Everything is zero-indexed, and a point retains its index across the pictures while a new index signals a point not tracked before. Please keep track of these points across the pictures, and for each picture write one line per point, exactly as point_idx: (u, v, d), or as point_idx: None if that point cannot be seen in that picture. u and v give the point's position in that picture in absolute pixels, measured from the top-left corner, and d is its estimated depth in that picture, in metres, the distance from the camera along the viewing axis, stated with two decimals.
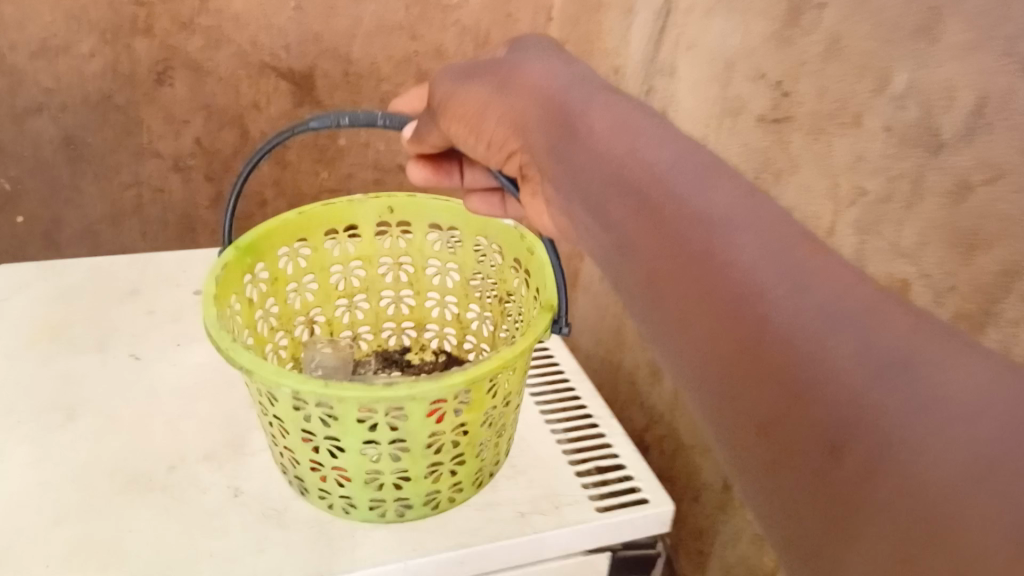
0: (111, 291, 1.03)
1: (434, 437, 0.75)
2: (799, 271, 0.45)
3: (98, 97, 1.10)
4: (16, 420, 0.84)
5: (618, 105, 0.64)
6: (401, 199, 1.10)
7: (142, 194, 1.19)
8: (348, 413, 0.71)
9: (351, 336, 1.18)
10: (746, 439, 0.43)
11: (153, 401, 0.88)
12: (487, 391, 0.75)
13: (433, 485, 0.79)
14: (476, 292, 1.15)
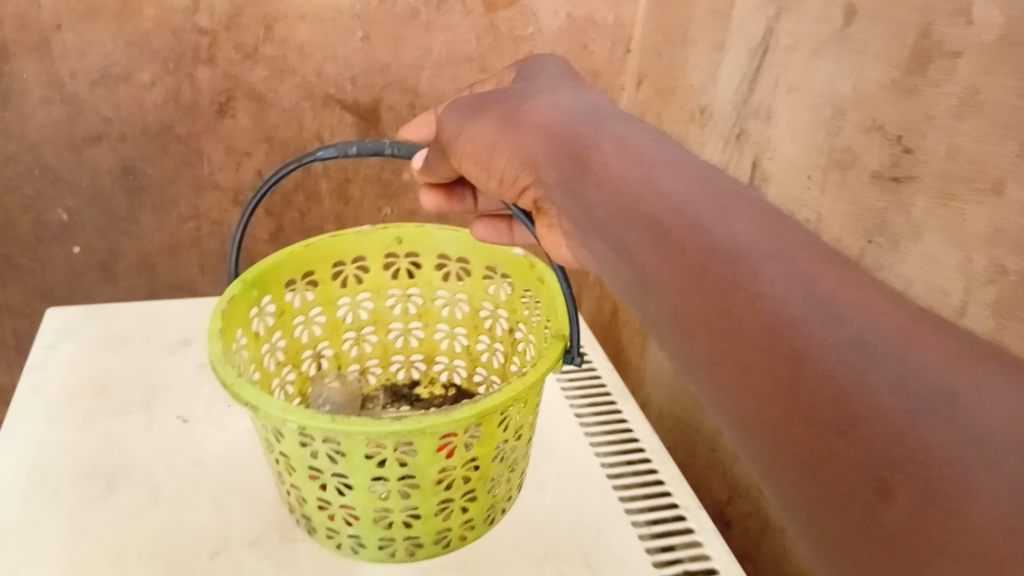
0: (158, 346, 0.93)
1: (445, 470, 0.69)
2: (820, 295, 0.41)
3: (158, 127, 1.06)
4: (51, 488, 0.74)
5: (633, 143, 0.59)
6: (411, 228, 0.99)
7: (201, 227, 1.15)
8: (354, 449, 0.65)
9: (360, 369, 1.07)
10: (788, 477, 0.38)
11: (200, 472, 0.78)
12: (499, 422, 0.69)
13: (444, 521, 0.73)
14: (486, 323, 1.02)
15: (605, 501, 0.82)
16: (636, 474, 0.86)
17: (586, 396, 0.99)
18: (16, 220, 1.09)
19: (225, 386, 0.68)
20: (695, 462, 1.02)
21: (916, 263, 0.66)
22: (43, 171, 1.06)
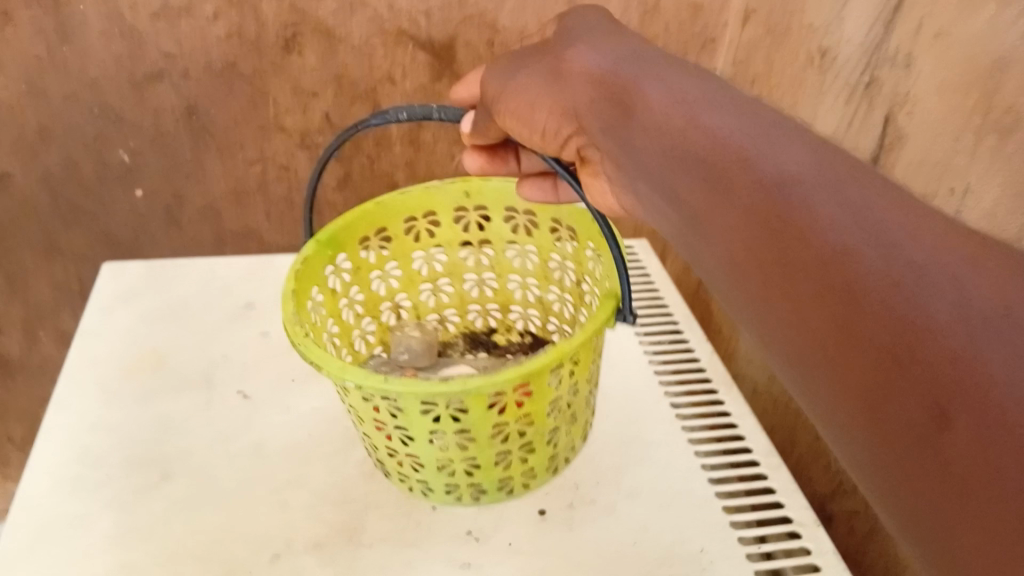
0: (217, 314, 0.74)
1: (501, 426, 0.60)
2: (872, 222, 0.38)
3: (221, 65, 0.99)
4: (104, 474, 0.62)
5: (683, 82, 0.53)
6: (477, 180, 0.88)
7: (267, 171, 1.09)
8: (411, 409, 0.57)
9: (439, 318, 0.97)
10: (851, 413, 0.36)
11: (267, 464, 0.64)
12: (550, 378, 0.59)
13: (505, 471, 0.63)
14: (557, 278, 0.91)
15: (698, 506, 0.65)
16: (734, 467, 0.69)
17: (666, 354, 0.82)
18: (79, 161, 1.04)
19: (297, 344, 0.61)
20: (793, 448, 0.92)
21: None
22: (104, 110, 1.01)
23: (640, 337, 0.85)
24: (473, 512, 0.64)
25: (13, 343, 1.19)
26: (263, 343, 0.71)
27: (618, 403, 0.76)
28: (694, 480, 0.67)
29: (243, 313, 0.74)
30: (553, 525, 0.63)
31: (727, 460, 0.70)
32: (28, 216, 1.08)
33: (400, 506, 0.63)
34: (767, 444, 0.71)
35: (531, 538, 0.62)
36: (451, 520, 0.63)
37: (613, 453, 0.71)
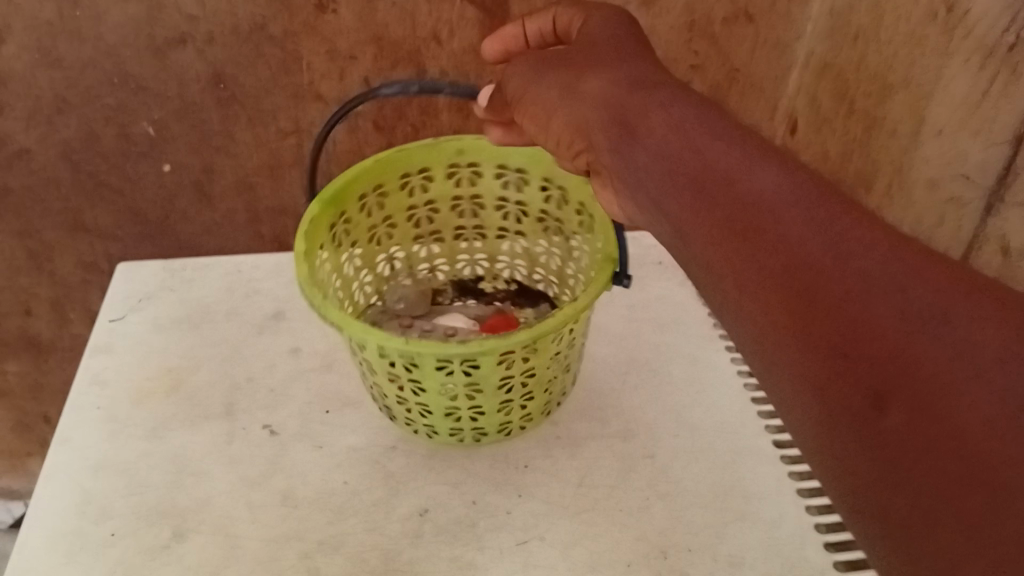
0: (244, 323, 0.64)
1: (507, 381, 0.50)
2: (824, 221, 0.36)
3: (249, 27, 0.87)
4: (111, 530, 0.49)
5: (671, 92, 0.48)
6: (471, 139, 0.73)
7: (303, 142, 0.97)
8: (429, 367, 0.48)
9: (429, 268, 0.83)
10: (792, 405, 0.34)
11: (298, 515, 0.50)
12: (551, 339, 0.50)
13: (508, 415, 0.53)
14: (555, 240, 0.79)
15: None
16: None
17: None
18: (99, 134, 0.93)
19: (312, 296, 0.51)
20: None
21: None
22: (124, 78, 0.89)
23: (729, 347, 0.62)
24: None
25: (41, 326, 1.10)
26: (295, 360, 0.61)
27: (710, 454, 0.54)
28: (803, 541, 0.49)
29: (275, 323, 0.64)
30: None
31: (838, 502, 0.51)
32: (50, 195, 0.97)
33: (443, 572, 0.47)
34: None
35: None
36: None
37: (708, 541, 0.49)
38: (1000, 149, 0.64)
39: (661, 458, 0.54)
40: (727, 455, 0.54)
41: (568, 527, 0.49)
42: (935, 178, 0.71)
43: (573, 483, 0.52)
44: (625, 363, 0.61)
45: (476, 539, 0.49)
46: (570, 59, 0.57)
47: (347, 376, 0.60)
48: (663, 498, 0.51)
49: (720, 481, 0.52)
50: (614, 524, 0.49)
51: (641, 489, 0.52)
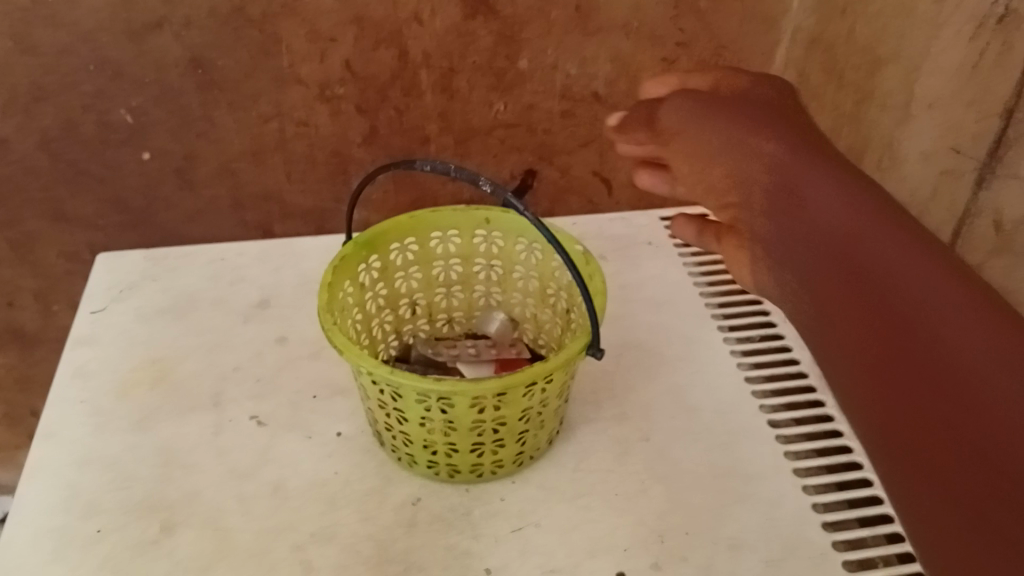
0: (229, 313, 0.62)
1: (480, 425, 0.47)
2: (968, 331, 0.40)
3: (228, 9, 0.86)
4: (98, 525, 0.48)
5: (831, 177, 0.51)
6: (501, 207, 0.58)
7: (286, 127, 0.95)
8: (408, 398, 0.45)
9: (404, 311, 0.60)
10: (919, 497, 0.39)
11: (290, 507, 0.49)
12: (524, 390, 0.45)
13: (483, 461, 0.49)
14: (525, 256, 0.59)
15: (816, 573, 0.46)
16: (848, 500, 0.50)
17: (756, 353, 0.59)
18: (78, 122, 0.91)
19: (325, 298, 0.49)
20: None
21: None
22: (101, 64, 0.87)
23: (721, 327, 0.61)
24: (528, 565, 0.46)
25: (25, 318, 1.08)
26: (282, 349, 0.60)
27: (705, 435, 0.53)
28: (806, 522, 0.48)
29: (261, 311, 0.63)
30: None
31: (836, 484, 0.51)
32: (29, 185, 0.96)
33: (438, 561, 0.46)
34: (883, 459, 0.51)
35: None
36: None
37: (707, 522, 0.48)
38: (991, 122, 0.64)
39: (656, 440, 0.53)
40: (723, 438, 0.53)
41: (565, 512, 0.49)
42: (927, 151, 0.70)
43: (567, 467, 0.51)
44: (620, 346, 0.60)
45: (472, 527, 0.48)
46: (743, 110, 0.59)
47: (336, 364, 0.58)
48: (660, 480, 0.50)
49: (716, 464, 0.52)
50: (611, 508, 0.49)
51: (637, 471, 0.51)
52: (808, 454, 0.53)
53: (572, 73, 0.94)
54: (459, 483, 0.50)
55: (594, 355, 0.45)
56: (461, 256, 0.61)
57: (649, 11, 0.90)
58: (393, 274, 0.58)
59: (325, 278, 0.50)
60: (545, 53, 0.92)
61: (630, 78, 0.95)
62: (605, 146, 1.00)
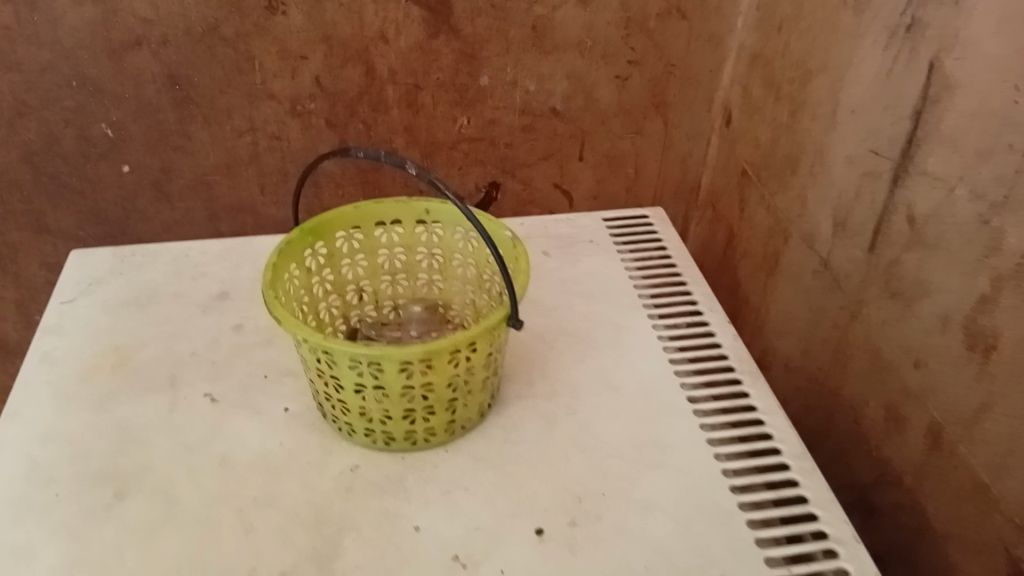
0: (190, 303, 0.66)
1: (409, 392, 0.51)
2: None
3: (201, 29, 0.90)
4: (56, 491, 0.52)
5: None
6: (442, 199, 0.62)
7: (259, 141, 1.00)
8: (343, 366, 0.49)
9: (350, 296, 0.64)
10: None
11: (236, 474, 0.53)
12: (449, 358, 0.50)
13: (417, 428, 0.53)
14: (463, 244, 0.63)
15: (722, 531, 0.49)
16: (756, 467, 0.53)
17: (680, 338, 0.63)
18: (59, 136, 0.96)
19: (272, 278, 0.54)
20: (830, 430, 0.80)
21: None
22: (81, 81, 0.92)
23: (651, 314, 0.65)
24: (454, 525, 0.49)
25: (7, 328, 1.12)
26: (238, 335, 0.63)
27: (627, 411, 0.57)
28: (715, 486, 0.52)
29: (219, 302, 0.66)
30: (555, 546, 0.48)
31: (747, 454, 0.54)
32: (12, 197, 1.00)
33: (372, 522, 0.50)
34: (792, 432, 0.55)
35: (533, 564, 0.47)
36: (436, 541, 0.49)
37: (623, 487, 0.52)
38: (904, 124, 0.67)
39: (581, 415, 0.57)
40: (644, 412, 0.57)
41: (491, 478, 0.52)
42: (852, 155, 0.74)
43: (497, 440, 0.55)
44: (555, 332, 0.64)
45: (404, 491, 0.51)
46: None
47: (288, 348, 0.62)
48: (582, 450, 0.54)
49: (636, 436, 0.55)
50: (535, 475, 0.52)
51: (562, 443, 0.55)
52: (722, 427, 0.56)
53: (531, 90, 0.98)
54: (395, 452, 0.54)
55: (513, 325, 0.50)
56: (405, 247, 0.64)
57: (602, 30, 0.95)
58: (339, 261, 0.63)
59: (272, 258, 0.54)
60: (504, 70, 0.97)
61: (585, 94, 0.99)
62: (564, 159, 1.04)
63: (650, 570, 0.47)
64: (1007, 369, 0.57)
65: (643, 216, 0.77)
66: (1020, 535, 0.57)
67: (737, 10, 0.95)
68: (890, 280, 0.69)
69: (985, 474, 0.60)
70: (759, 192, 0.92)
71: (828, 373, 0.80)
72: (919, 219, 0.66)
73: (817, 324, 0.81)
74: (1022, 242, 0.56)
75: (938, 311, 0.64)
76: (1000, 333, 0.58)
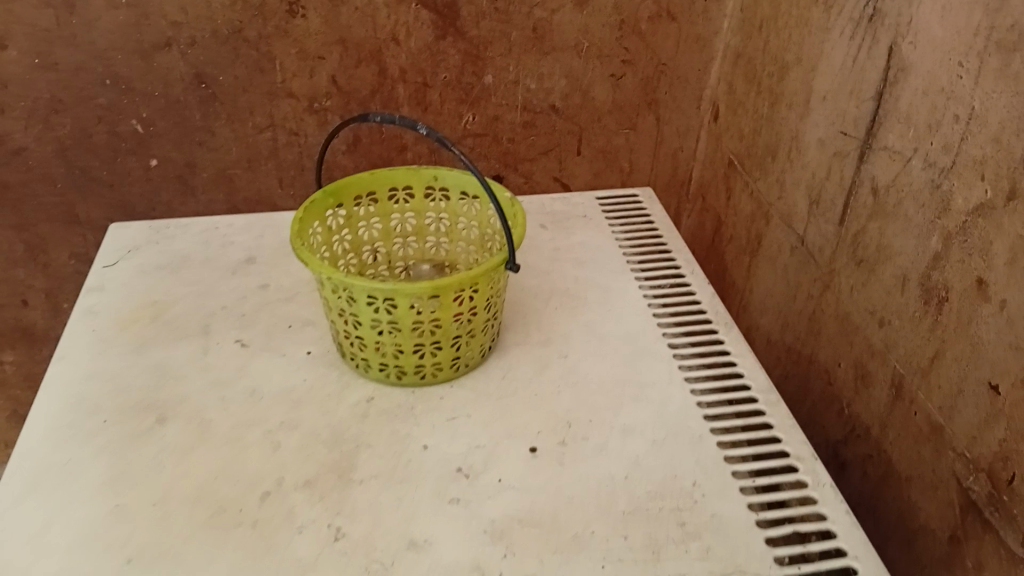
0: (219, 267, 0.73)
1: (419, 326, 0.58)
2: None
3: (227, 31, 0.98)
4: (102, 419, 0.57)
5: None
6: (449, 168, 0.70)
7: (278, 137, 1.07)
8: (362, 301, 0.56)
9: (366, 256, 0.71)
10: None
11: (264, 402, 0.59)
12: (454, 295, 0.57)
13: (426, 362, 0.60)
14: (467, 208, 0.70)
15: (694, 450, 0.56)
16: (727, 400, 0.60)
17: (662, 294, 0.70)
18: (92, 132, 1.03)
19: (298, 231, 0.61)
20: (807, 395, 0.86)
21: (1014, 264, 0.58)
22: (114, 80, 1.00)
23: (638, 276, 0.72)
24: (457, 445, 0.56)
25: (36, 316, 1.17)
26: (263, 293, 0.70)
27: (613, 354, 0.64)
28: (689, 414, 0.58)
29: (246, 266, 0.73)
30: (545, 460, 0.55)
31: (719, 389, 0.61)
32: (46, 190, 1.07)
33: (384, 441, 0.56)
34: (761, 370, 0.62)
35: (527, 473, 0.54)
36: (441, 457, 0.55)
37: (607, 415, 0.58)
38: (866, 106, 0.74)
39: (572, 357, 0.63)
40: (629, 354, 0.64)
41: (491, 408, 0.59)
42: (822, 138, 0.81)
43: (495, 376, 0.62)
44: (549, 290, 0.70)
45: (413, 417, 0.58)
46: None
47: (308, 304, 0.69)
48: (571, 385, 0.61)
49: (620, 375, 0.62)
50: (530, 404, 0.59)
51: (554, 380, 0.61)
52: (699, 367, 0.63)
53: (532, 88, 1.05)
54: (406, 385, 0.61)
55: (511, 268, 0.57)
56: (414, 211, 0.71)
57: (596, 32, 1.02)
58: (356, 223, 0.69)
59: (298, 213, 0.61)
60: (506, 70, 1.04)
61: (582, 92, 1.06)
62: (563, 154, 1.11)
63: (630, 479, 0.54)
64: (956, 318, 0.63)
65: (633, 195, 0.84)
66: (969, 467, 0.62)
67: (722, 14, 1.03)
68: (857, 249, 0.76)
69: (939, 416, 0.66)
70: (743, 181, 0.99)
71: (805, 343, 0.86)
72: (880, 189, 0.72)
73: (795, 297, 0.87)
74: (965, 203, 0.62)
75: (898, 272, 0.70)
76: (950, 286, 0.64)
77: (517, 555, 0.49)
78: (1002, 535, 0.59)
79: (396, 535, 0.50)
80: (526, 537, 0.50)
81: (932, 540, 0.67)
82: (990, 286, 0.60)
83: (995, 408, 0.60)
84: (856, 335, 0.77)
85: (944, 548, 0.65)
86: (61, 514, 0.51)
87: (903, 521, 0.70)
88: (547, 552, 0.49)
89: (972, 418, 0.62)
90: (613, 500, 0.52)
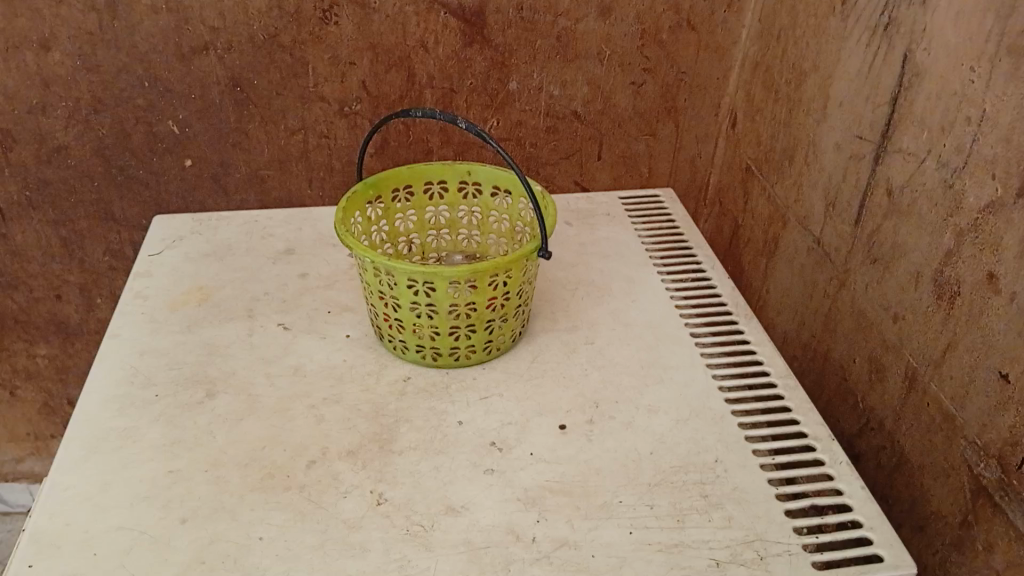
0: (261, 256, 0.76)
1: (456, 309, 0.61)
2: None
3: (263, 36, 1.00)
4: (155, 393, 0.61)
5: None
6: (482, 163, 0.74)
7: (309, 139, 1.09)
8: (403, 285, 0.59)
9: (402, 246, 0.75)
10: None
11: (307, 379, 0.62)
12: (489, 280, 0.60)
13: (461, 345, 0.63)
14: (498, 202, 0.75)
15: (716, 429, 0.58)
16: (747, 384, 0.63)
17: (684, 286, 0.73)
18: (130, 132, 1.06)
19: (341, 219, 0.64)
20: (822, 390, 0.88)
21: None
22: (152, 82, 1.02)
23: (660, 270, 0.75)
24: (491, 420, 0.59)
25: (70, 310, 1.20)
26: (303, 281, 0.73)
27: (637, 340, 0.67)
28: (711, 396, 0.61)
29: (286, 255, 0.76)
30: (575, 435, 0.58)
31: (739, 375, 0.64)
32: (84, 188, 1.09)
33: (422, 416, 0.59)
34: (779, 357, 0.65)
35: (558, 447, 0.57)
36: (475, 430, 0.58)
37: (632, 396, 0.61)
38: (883, 109, 0.76)
39: (598, 343, 0.66)
40: (653, 340, 0.67)
41: (523, 387, 0.62)
42: (839, 142, 0.84)
43: (526, 359, 0.65)
44: (575, 281, 0.73)
45: (449, 394, 0.61)
46: None
47: (346, 291, 0.72)
48: (598, 368, 0.64)
49: (645, 359, 0.65)
50: (558, 385, 0.62)
51: (581, 363, 0.64)
52: (720, 354, 0.66)
53: (555, 94, 1.08)
54: (441, 367, 0.64)
55: (544, 255, 0.60)
56: (448, 204, 0.76)
57: (619, 41, 1.05)
58: (393, 215, 0.74)
59: (341, 203, 0.65)
60: (532, 76, 1.07)
61: (604, 99, 1.10)
62: (584, 158, 1.15)
63: (655, 454, 0.57)
64: (968, 310, 0.66)
65: (655, 195, 0.87)
66: (979, 454, 0.65)
67: (741, 25, 1.06)
68: (872, 248, 0.79)
69: (951, 405, 0.68)
70: (761, 185, 1.01)
71: (821, 340, 0.88)
72: (895, 189, 0.75)
73: (811, 296, 0.90)
74: (979, 200, 0.65)
75: (911, 268, 0.73)
76: (962, 281, 0.67)
77: (550, 520, 0.52)
78: (1011, 518, 0.62)
79: (435, 499, 0.53)
80: (558, 504, 0.53)
81: (944, 525, 0.69)
82: (1001, 279, 0.63)
83: (1005, 396, 0.63)
84: (871, 331, 0.79)
85: (955, 532, 0.68)
86: (119, 478, 0.54)
87: (916, 509, 0.73)
88: (578, 517, 0.52)
89: (983, 406, 0.65)
90: (638, 474, 0.55)
